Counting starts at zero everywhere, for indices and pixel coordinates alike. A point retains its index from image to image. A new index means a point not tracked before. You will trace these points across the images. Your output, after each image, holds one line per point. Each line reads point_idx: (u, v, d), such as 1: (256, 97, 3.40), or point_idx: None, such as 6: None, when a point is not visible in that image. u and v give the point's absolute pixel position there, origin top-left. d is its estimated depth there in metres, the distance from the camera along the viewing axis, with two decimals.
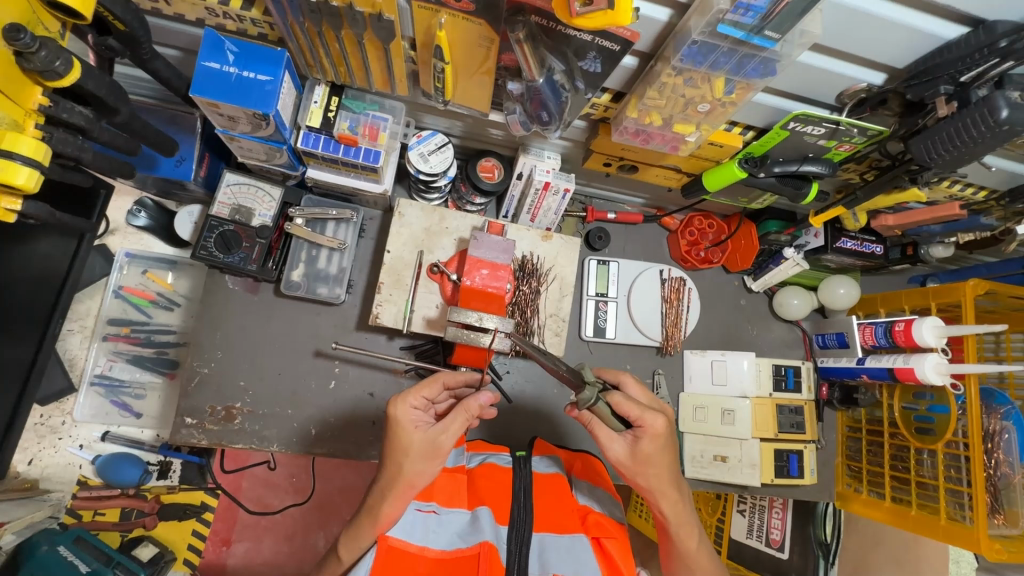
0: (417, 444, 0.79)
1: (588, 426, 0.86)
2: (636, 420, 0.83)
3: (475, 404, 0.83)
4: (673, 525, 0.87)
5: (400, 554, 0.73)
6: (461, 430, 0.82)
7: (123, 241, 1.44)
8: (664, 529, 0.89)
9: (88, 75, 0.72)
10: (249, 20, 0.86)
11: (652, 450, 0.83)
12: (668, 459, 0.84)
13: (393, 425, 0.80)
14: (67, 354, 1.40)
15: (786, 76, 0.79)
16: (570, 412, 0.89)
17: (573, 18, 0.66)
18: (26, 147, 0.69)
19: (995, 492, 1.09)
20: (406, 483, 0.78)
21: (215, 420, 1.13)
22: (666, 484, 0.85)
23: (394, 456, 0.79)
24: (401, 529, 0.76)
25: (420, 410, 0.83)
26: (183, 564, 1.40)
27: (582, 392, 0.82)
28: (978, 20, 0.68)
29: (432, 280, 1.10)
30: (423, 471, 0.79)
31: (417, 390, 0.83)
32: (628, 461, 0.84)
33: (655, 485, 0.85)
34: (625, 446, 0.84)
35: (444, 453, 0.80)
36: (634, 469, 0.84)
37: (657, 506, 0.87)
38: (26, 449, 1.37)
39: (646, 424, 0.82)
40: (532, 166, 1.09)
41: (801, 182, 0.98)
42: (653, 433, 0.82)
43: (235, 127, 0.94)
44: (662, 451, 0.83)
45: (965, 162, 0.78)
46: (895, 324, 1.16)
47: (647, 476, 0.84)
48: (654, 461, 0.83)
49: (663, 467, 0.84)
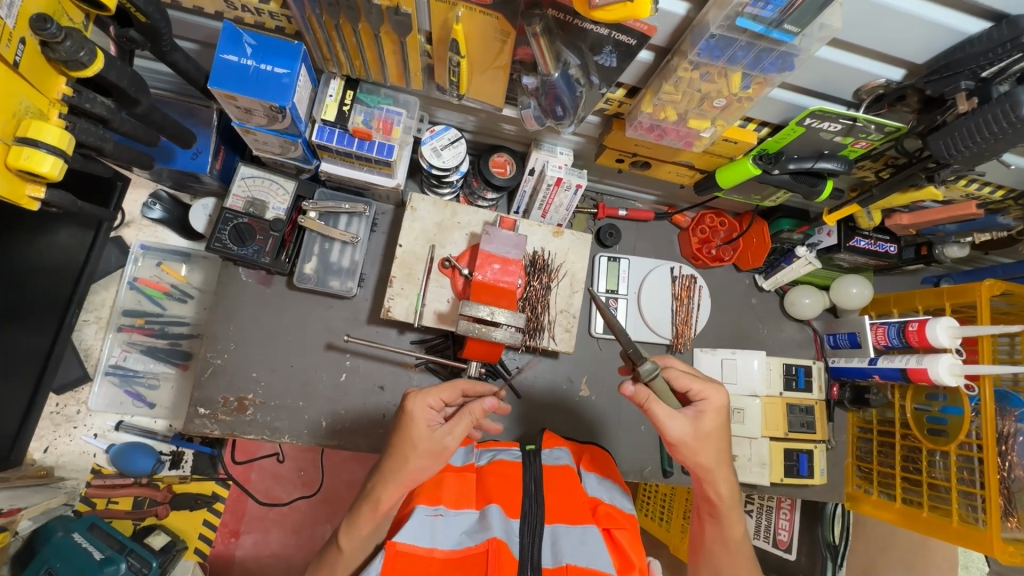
0: (424, 442, 0.81)
1: (645, 404, 0.84)
2: (697, 395, 0.88)
3: (479, 407, 0.83)
4: (725, 505, 0.90)
5: (410, 559, 0.73)
6: (464, 436, 0.83)
7: (139, 233, 1.46)
8: (713, 509, 0.91)
9: (111, 65, 0.73)
10: (267, 13, 0.86)
11: (715, 425, 0.86)
12: (724, 436, 0.89)
13: (406, 418, 0.83)
14: (83, 345, 1.42)
15: (803, 71, 0.79)
16: (626, 388, 0.84)
17: (591, 11, 0.66)
18: (51, 136, 0.70)
19: (1009, 495, 1.08)
20: (406, 476, 0.81)
21: (228, 411, 1.14)
22: (722, 464, 0.88)
23: (402, 449, 0.82)
24: (409, 533, 0.76)
25: (433, 409, 0.84)
26: (194, 553, 1.42)
27: (644, 364, 0.82)
28: (1001, 15, 0.68)
29: (443, 274, 1.10)
30: (426, 468, 0.81)
31: (437, 391, 0.84)
32: (690, 438, 0.85)
33: (715, 465, 0.87)
34: (686, 424, 0.85)
35: (447, 455, 0.82)
36: (694, 447, 0.86)
37: (713, 486, 0.89)
38: (42, 437, 1.38)
39: (708, 398, 0.87)
40: (544, 161, 1.08)
41: (815, 179, 0.97)
42: (715, 407, 0.87)
43: (250, 119, 0.95)
44: (722, 429, 0.87)
45: (986, 158, 0.77)
46: (908, 324, 1.15)
47: (707, 454, 0.87)
48: (713, 439, 0.87)
49: (722, 444, 0.88)
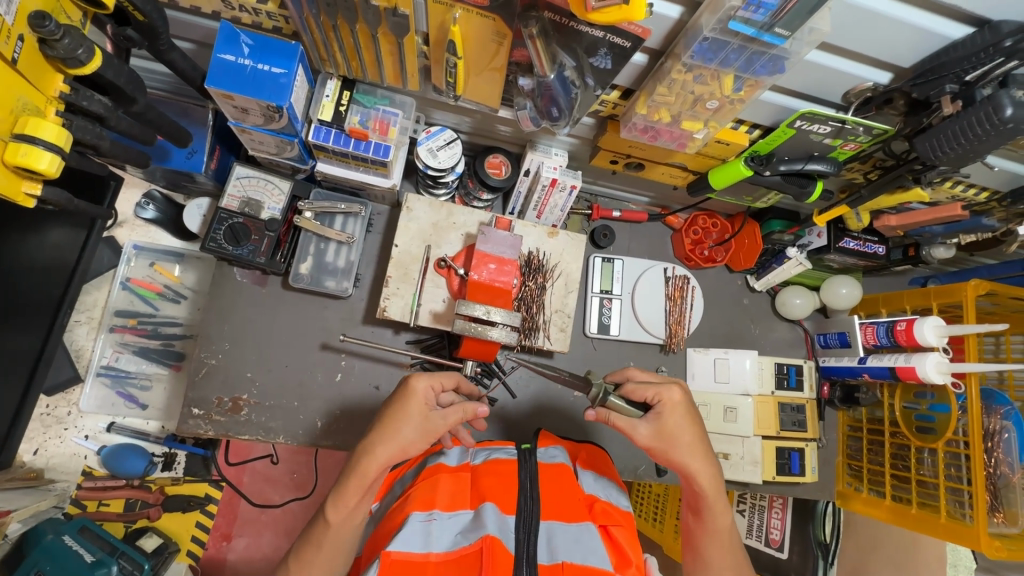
0: (417, 417, 0.84)
1: (608, 421, 0.90)
2: (653, 398, 0.89)
3: (472, 409, 0.88)
4: (712, 499, 0.89)
5: (406, 566, 0.72)
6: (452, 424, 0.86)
7: (131, 234, 1.44)
8: (700, 504, 0.90)
9: (108, 64, 0.74)
10: (264, 14, 0.87)
11: (677, 421, 0.88)
12: (693, 428, 0.89)
13: (406, 392, 0.85)
14: (74, 345, 1.40)
15: (793, 75, 0.81)
16: (587, 414, 0.91)
17: (587, 13, 0.67)
18: (48, 133, 0.70)
19: (995, 491, 1.10)
20: (398, 447, 0.82)
21: (222, 411, 1.13)
22: (698, 456, 0.89)
23: (392, 421, 0.84)
24: (403, 541, 0.75)
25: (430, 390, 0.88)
26: (186, 556, 1.41)
27: (590, 390, 0.90)
28: (984, 21, 0.70)
29: (439, 274, 1.11)
30: (414, 443, 0.83)
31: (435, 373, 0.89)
32: (656, 441, 0.88)
33: (689, 460, 0.88)
34: (649, 428, 0.88)
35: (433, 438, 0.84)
36: (665, 447, 0.89)
37: (695, 482, 0.89)
38: (32, 439, 1.37)
39: (665, 398, 0.89)
40: (539, 162, 1.09)
41: (806, 181, 1.00)
42: (673, 404, 0.88)
43: (247, 119, 0.95)
44: (685, 427, 0.88)
45: (970, 159, 0.79)
46: (897, 323, 1.17)
47: (678, 451, 0.88)
48: (680, 436, 0.88)
49: (692, 437, 0.88)
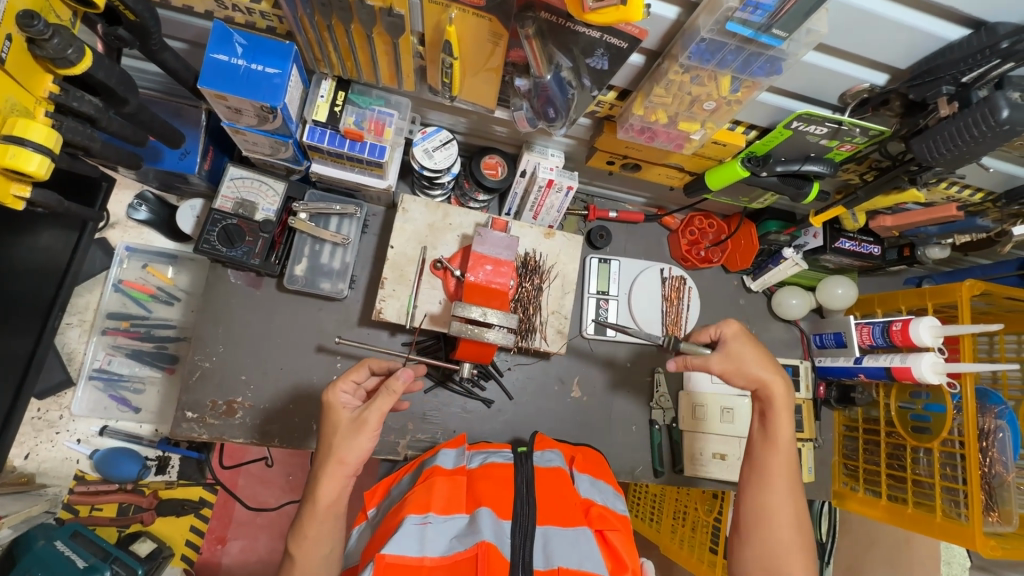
0: (345, 420, 0.85)
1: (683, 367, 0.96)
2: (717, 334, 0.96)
3: (396, 383, 0.83)
4: (783, 415, 0.92)
5: (399, 570, 0.72)
6: (385, 408, 0.84)
7: (123, 235, 1.42)
8: (769, 419, 0.92)
9: (99, 64, 0.72)
10: (258, 13, 0.86)
11: (745, 345, 0.94)
12: (760, 350, 0.94)
13: (326, 408, 0.88)
14: (66, 348, 1.39)
15: (790, 75, 0.81)
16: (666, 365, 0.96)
17: (584, 14, 0.66)
18: (37, 134, 0.68)
19: (990, 490, 1.11)
20: (336, 458, 0.82)
21: (216, 414, 1.12)
22: (770, 372, 0.92)
23: (328, 437, 0.85)
24: (397, 544, 0.74)
25: (349, 395, 0.91)
26: (180, 560, 1.39)
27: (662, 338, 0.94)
28: (980, 22, 0.70)
29: (435, 276, 1.10)
30: (351, 447, 0.83)
31: (345, 376, 0.91)
32: (728, 364, 0.93)
33: (762, 374, 0.92)
34: (718, 356, 0.94)
35: (368, 429, 0.83)
36: (736, 370, 0.93)
37: (766, 398, 0.92)
38: (23, 444, 1.35)
39: (727, 330, 0.96)
40: (535, 164, 1.08)
41: (802, 182, 1.00)
42: (737, 332, 0.95)
43: (241, 120, 0.94)
44: (750, 346, 0.94)
45: (966, 161, 0.79)
46: (892, 323, 1.17)
47: (750, 370, 0.92)
48: (750, 356, 0.93)
49: (759, 356, 0.93)
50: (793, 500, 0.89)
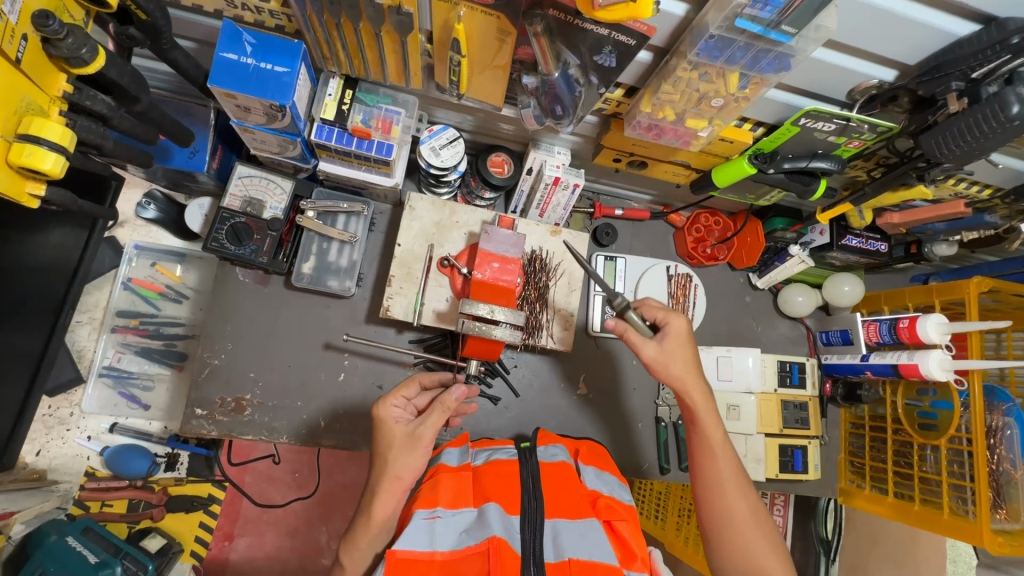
0: (398, 436, 0.86)
1: (622, 334, 0.93)
2: (661, 320, 0.93)
3: (450, 399, 0.86)
4: (703, 413, 0.92)
5: (411, 565, 0.72)
6: (439, 424, 0.86)
7: (132, 233, 1.43)
8: (694, 425, 0.93)
9: (111, 63, 0.73)
10: (267, 12, 0.86)
11: (679, 341, 0.92)
12: (689, 351, 0.94)
13: (377, 424, 0.88)
14: (76, 346, 1.40)
15: (798, 72, 0.81)
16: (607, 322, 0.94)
17: (594, 11, 0.67)
18: (53, 133, 0.69)
19: (997, 487, 1.11)
20: (392, 474, 0.84)
21: (225, 411, 1.13)
22: (694, 373, 0.93)
23: (382, 450, 0.87)
24: (406, 539, 0.75)
25: (401, 409, 0.91)
26: (189, 556, 1.41)
27: (616, 299, 0.91)
28: (990, 17, 0.70)
29: (442, 274, 1.11)
30: (408, 463, 0.85)
31: (396, 391, 0.91)
32: (661, 358, 0.91)
33: (686, 375, 0.92)
34: (656, 346, 0.92)
35: (424, 444, 0.85)
36: (665, 365, 0.92)
37: (687, 399, 0.93)
38: (34, 440, 1.36)
39: (671, 323, 0.93)
40: (541, 161, 1.09)
41: (809, 178, 0.99)
42: (677, 328, 0.93)
43: (249, 118, 0.94)
44: (684, 347, 0.92)
45: (976, 156, 0.79)
46: (900, 320, 1.17)
47: (676, 369, 0.92)
48: (681, 355, 0.92)
49: (687, 357, 0.93)
50: (745, 494, 0.90)
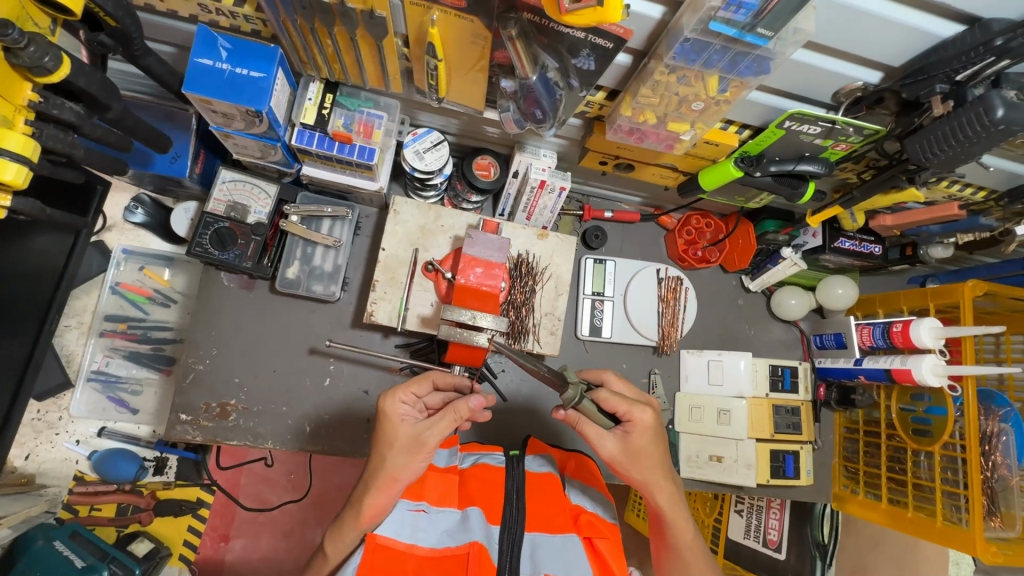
0: (402, 437, 0.81)
1: (576, 425, 0.85)
2: (624, 414, 0.84)
3: (464, 406, 0.83)
4: (669, 516, 0.88)
5: (389, 552, 0.74)
6: (446, 432, 0.82)
7: (120, 237, 1.43)
8: (660, 522, 0.90)
9: (79, 71, 0.72)
10: (241, 17, 0.85)
11: (644, 442, 0.84)
12: (659, 452, 0.86)
13: (382, 418, 0.83)
14: (65, 350, 1.40)
15: (780, 75, 0.79)
16: (557, 413, 0.86)
17: (562, 15, 0.65)
18: (14, 143, 0.69)
19: (992, 494, 1.08)
20: (388, 475, 0.80)
21: (210, 417, 1.13)
22: (659, 475, 0.87)
23: (381, 447, 0.82)
24: (389, 528, 0.77)
25: (409, 406, 0.86)
26: (178, 560, 1.40)
27: (566, 392, 0.82)
28: (975, 18, 0.68)
29: (427, 278, 1.09)
30: (407, 465, 0.81)
31: (406, 386, 0.86)
32: (621, 456, 0.84)
33: (649, 478, 0.86)
34: (616, 442, 0.84)
35: (427, 449, 0.81)
36: (627, 464, 0.85)
37: (652, 499, 0.88)
38: (23, 444, 1.37)
39: (635, 418, 0.83)
40: (527, 164, 1.08)
41: (797, 182, 0.98)
42: (642, 426, 0.83)
43: (229, 124, 0.94)
44: (651, 447, 0.85)
45: (961, 162, 0.77)
46: (893, 325, 1.15)
47: (641, 469, 0.85)
48: (646, 454, 0.85)
49: (655, 459, 0.86)
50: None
